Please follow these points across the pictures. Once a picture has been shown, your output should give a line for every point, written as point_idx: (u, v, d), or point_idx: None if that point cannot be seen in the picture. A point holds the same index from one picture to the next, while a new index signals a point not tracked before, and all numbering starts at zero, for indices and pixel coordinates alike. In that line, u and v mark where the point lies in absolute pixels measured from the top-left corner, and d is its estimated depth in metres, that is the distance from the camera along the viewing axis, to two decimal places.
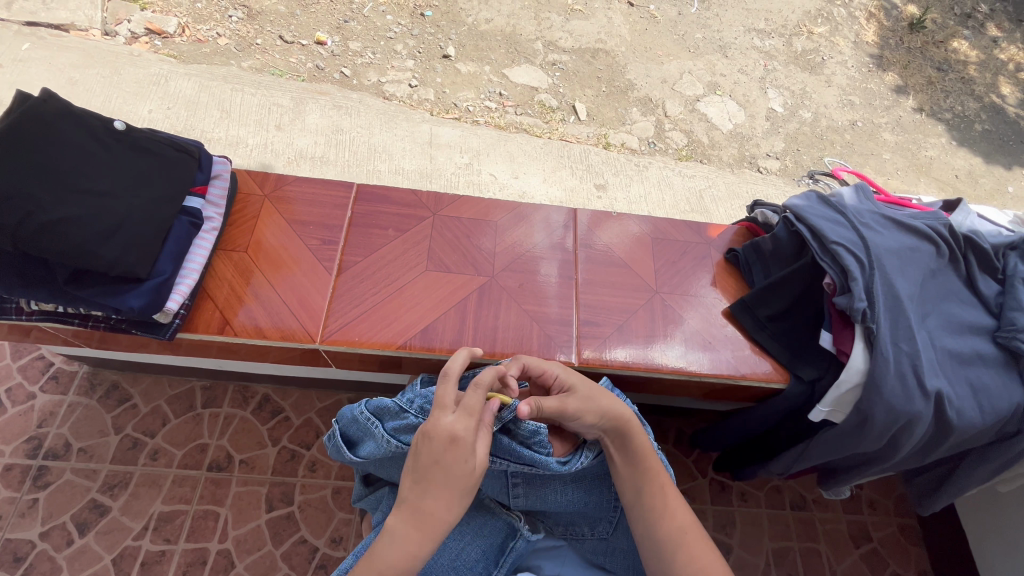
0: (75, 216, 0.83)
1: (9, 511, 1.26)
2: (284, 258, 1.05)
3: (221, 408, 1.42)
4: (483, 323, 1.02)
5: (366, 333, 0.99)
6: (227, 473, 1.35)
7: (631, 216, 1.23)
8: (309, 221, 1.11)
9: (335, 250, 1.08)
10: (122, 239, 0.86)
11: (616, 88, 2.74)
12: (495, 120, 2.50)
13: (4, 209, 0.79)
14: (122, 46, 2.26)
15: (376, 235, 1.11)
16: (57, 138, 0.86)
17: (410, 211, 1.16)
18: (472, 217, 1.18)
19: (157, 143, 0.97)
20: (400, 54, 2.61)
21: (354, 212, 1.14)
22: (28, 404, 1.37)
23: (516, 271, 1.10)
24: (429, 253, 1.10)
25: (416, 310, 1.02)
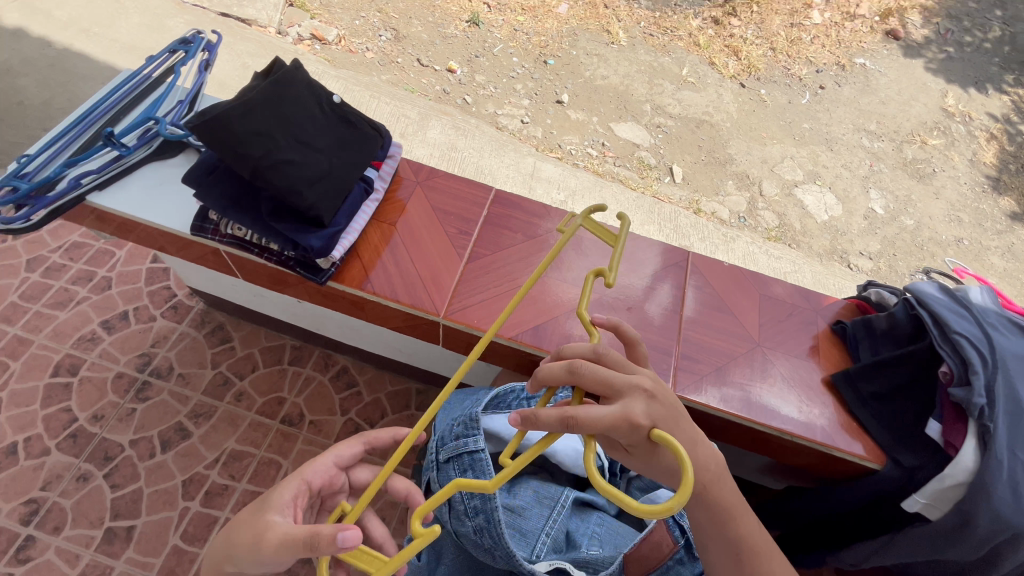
0: (296, 160, 0.97)
1: (111, 414, 1.40)
2: (424, 238, 1.16)
3: (305, 369, 1.53)
4: (589, 335, 1.08)
5: (483, 320, 1.07)
6: (296, 429, 1.44)
7: (740, 269, 1.26)
8: (449, 211, 1.22)
9: (467, 241, 1.18)
10: (321, 187, 1.00)
11: (714, 158, 2.86)
12: (594, 166, 2.65)
13: (254, 141, 0.92)
14: (290, 44, 2.62)
15: (506, 236, 1.21)
16: (291, 94, 1.01)
17: (538, 221, 1.25)
18: (591, 238, 1.25)
19: (360, 120, 1.12)
20: (518, 92, 2.88)
21: (489, 211, 1.24)
22: (148, 324, 1.54)
23: (625, 296, 1.15)
24: (548, 261, 1.18)
25: (531, 310, 1.10)
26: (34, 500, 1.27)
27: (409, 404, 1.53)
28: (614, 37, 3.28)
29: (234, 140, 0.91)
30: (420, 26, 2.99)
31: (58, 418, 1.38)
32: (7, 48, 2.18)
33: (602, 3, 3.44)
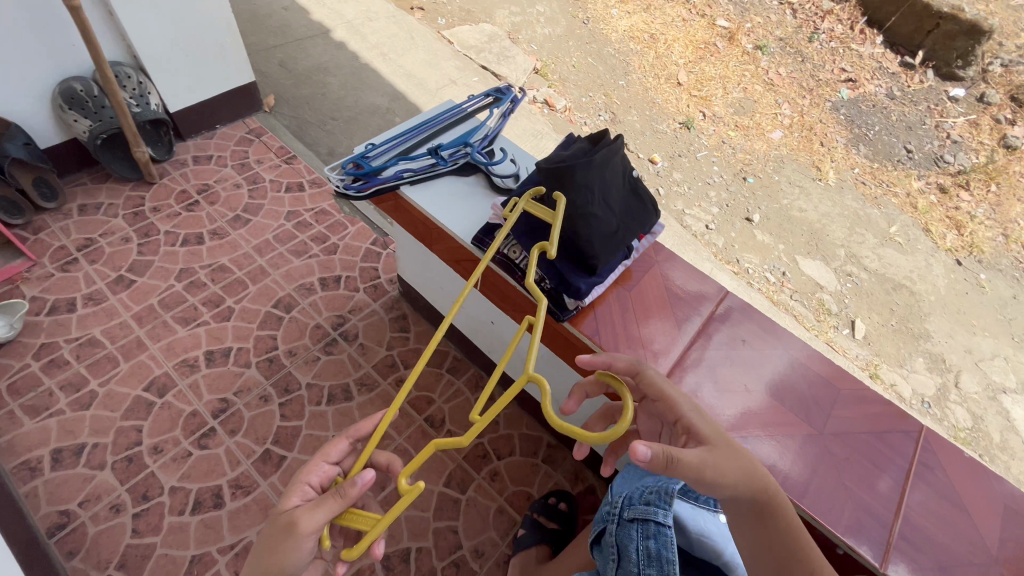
0: (599, 218, 1.01)
1: (301, 355, 1.62)
2: (652, 313, 1.22)
3: (457, 381, 1.64)
4: (799, 469, 1.04)
5: None
6: (434, 432, 1.53)
7: (981, 465, 1.12)
8: (681, 296, 1.27)
9: (692, 329, 1.22)
10: (608, 244, 1.03)
11: (906, 328, 2.61)
12: (769, 292, 2.56)
13: (578, 190, 0.98)
14: (525, 103, 2.98)
15: (728, 343, 1.23)
16: (616, 158, 1.04)
17: (762, 335, 1.25)
18: (814, 370, 1.21)
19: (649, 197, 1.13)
20: (710, 199, 2.93)
21: (717, 309, 1.27)
22: (351, 293, 1.78)
23: (842, 443, 1.09)
24: (767, 378, 1.18)
25: (741, 419, 1.10)
26: (226, 400, 1.50)
27: (537, 453, 1.54)
28: (823, 175, 3.22)
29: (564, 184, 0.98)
30: (636, 116, 3.23)
31: (265, 342, 1.63)
32: (324, 48, 2.76)
33: (819, 140, 3.41)
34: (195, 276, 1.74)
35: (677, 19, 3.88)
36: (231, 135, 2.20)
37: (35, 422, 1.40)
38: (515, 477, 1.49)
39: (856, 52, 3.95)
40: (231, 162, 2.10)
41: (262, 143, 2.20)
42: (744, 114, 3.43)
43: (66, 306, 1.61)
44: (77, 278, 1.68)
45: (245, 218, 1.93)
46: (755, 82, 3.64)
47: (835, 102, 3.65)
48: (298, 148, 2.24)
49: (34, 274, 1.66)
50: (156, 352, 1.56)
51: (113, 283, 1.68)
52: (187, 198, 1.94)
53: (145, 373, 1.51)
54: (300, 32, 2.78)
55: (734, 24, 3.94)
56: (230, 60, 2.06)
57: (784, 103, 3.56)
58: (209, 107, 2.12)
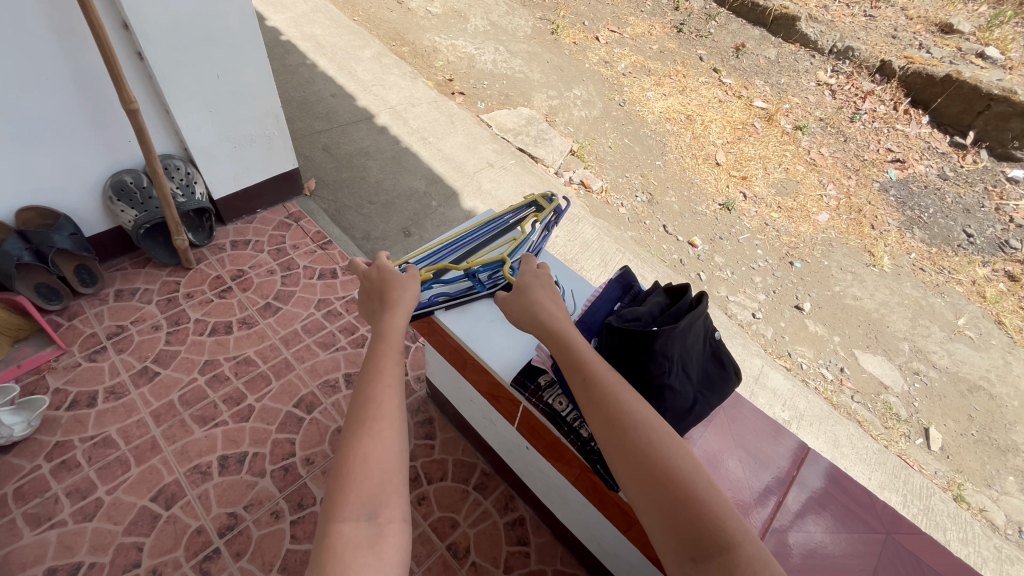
0: (676, 391, 0.86)
1: (319, 463, 1.51)
2: (724, 479, 1.03)
3: (485, 500, 1.49)
4: None
5: None
6: (458, 564, 1.36)
7: None
8: (755, 455, 1.08)
9: (771, 501, 1.02)
10: (680, 422, 0.89)
11: (990, 438, 2.33)
12: (828, 392, 2.33)
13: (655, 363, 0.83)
14: (562, 184, 2.96)
15: (815, 521, 1.01)
16: (699, 323, 0.90)
17: (858, 512, 1.04)
18: (929, 563, 0.99)
19: (729, 358, 0.97)
20: (755, 284, 2.78)
21: (799, 473, 1.07)
22: None
23: None
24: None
25: None
26: (234, 515, 1.39)
27: None
28: (877, 260, 3.03)
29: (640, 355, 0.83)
30: (674, 197, 3.16)
31: (282, 447, 1.53)
32: (367, 131, 2.85)
33: (869, 222, 3.25)
34: (219, 370, 1.69)
35: (714, 100, 3.90)
36: (270, 220, 2.22)
37: (35, 534, 1.31)
38: None
39: (902, 132, 3.85)
40: (267, 248, 2.10)
41: (300, 228, 2.21)
42: (787, 195, 3.33)
43: (86, 400, 1.57)
44: (103, 368, 1.65)
45: (275, 306, 1.90)
46: (797, 162, 3.56)
47: (883, 183, 3.51)
48: (334, 233, 2.24)
49: (61, 363, 1.64)
50: (170, 455, 1.48)
51: (137, 375, 1.64)
52: (221, 284, 1.94)
53: (156, 480, 1.43)
54: (346, 117, 2.90)
55: (772, 105, 3.94)
56: (275, 151, 2.12)
57: (829, 184, 3.45)
58: (252, 194, 2.17)
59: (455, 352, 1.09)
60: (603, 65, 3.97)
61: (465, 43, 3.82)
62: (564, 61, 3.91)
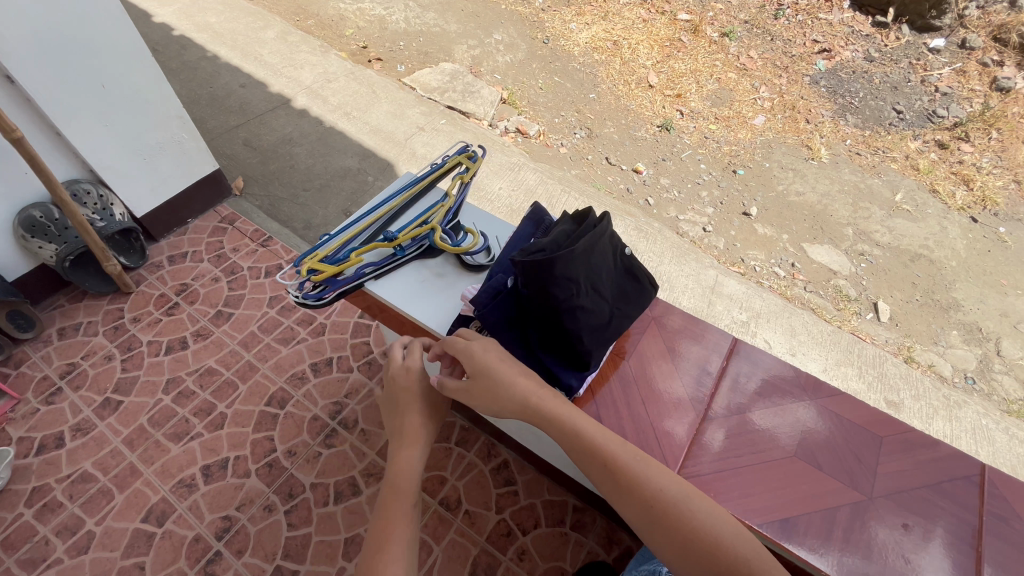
0: (590, 310, 0.90)
1: (301, 453, 1.54)
2: (659, 381, 1.10)
3: (468, 452, 1.55)
4: (851, 549, 0.91)
5: (721, 495, 0.96)
6: (452, 515, 1.43)
7: None
8: (686, 357, 1.14)
9: (704, 396, 1.09)
10: (599, 336, 0.94)
11: (933, 300, 2.49)
12: (781, 288, 2.44)
13: (563, 286, 0.87)
14: (498, 135, 2.91)
15: (745, 403, 1.09)
16: (604, 241, 0.93)
17: (783, 386, 1.11)
18: (850, 417, 1.08)
19: (645, 271, 1.02)
20: (702, 199, 2.83)
21: (727, 365, 1.14)
22: (346, 375, 1.71)
23: (897, 505, 0.96)
24: (798, 440, 1.04)
25: (779, 495, 0.96)
26: (228, 517, 1.42)
27: (563, 519, 1.44)
28: (815, 153, 3.10)
29: (546, 281, 0.87)
30: (613, 127, 3.14)
31: (262, 445, 1.55)
32: (287, 117, 2.72)
33: (804, 117, 3.31)
34: (183, 386, 1.68)
35: (638, 21, 3.82)
36: (204, 227, 2.15)
37: None
38: (545, 552, 1.39)
39: (826, 20, 3.85)
40: (207, 256, 2.05)
41: (236, 230, 2.15)
42: (722, 105, 3.34)
43: (54, 442, 1.55)
44: (64, 409, 1.62)
45: (227, 312, 1.87)
46: (728, 70, 3.55)
47: (813, 75, 3.54)
48: (272, 228, 2.19)
49: (19, 412, 1.61)
50: (151, 476, 1.49)
51: (101, 408, 1.63)
52: (166, 301, 1.89)
53: (143, 502, 1.44)
54: (261, 106, 2.76)
55: (697, 16, 3.88)
56: (189, 155, 2.03)
57: (762, 86, 3.47)
58: (176, 204, 2.08)
59: (398, 321, 1.11)
60: (520, 4, 3.83)
61: (372, 4, 3.62)
62: (480, 7, 3.75)
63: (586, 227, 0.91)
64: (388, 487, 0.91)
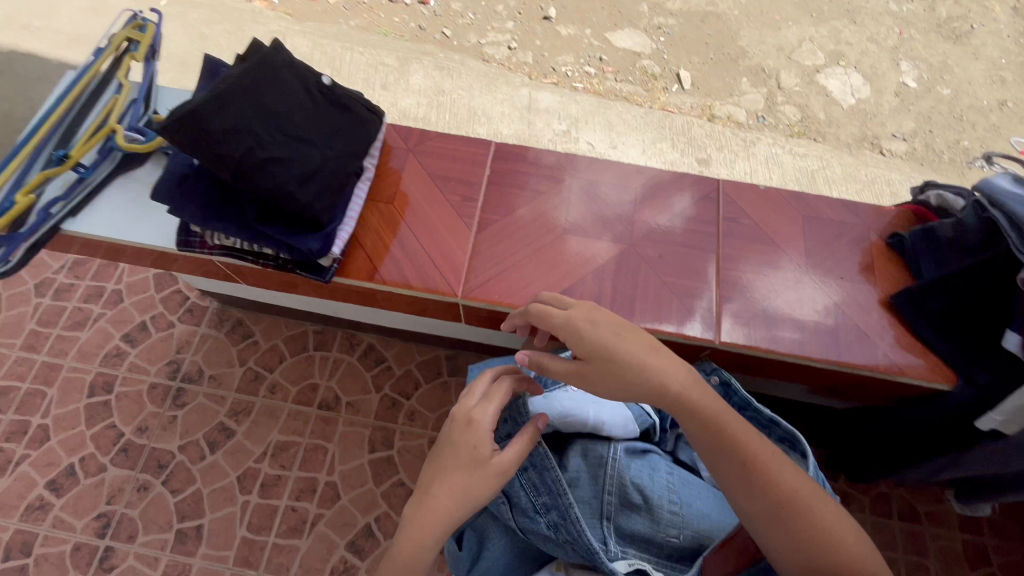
0: (278, 159, 0.90)
1: (154, 424, 1.42)
2: (424, 206, 1.07)
3: (331, 352, 1.52)
4: (616, 291, 1.02)
5: (505, 293, 1.01)
6: (335, 412, 1.44)
7: (771, 194, 1.15)
8: (450, 176, 1.12)
9: (473, 208, 1.09)
10: (313, 184, 0.93)
11: (725, 54, 2.63)
12: (595, 86, 2.44)
13: (230, 143, 0.86)
14: (244, 3, 2.37)
15: (528, 202, 1.10)
16: (260, 87, 0.92)
17: (546, 175, 1.13)
18: (607, 182, 1.13)
19: (351, 101, 1.04)
20: (500, 15, 2.57)
21: (491, 172, 1.13)
22: (168, 332, 1.53)
23: (657, 240, 1.07)
24: (561, 219, 1.09)
25: (551, 273, 1.04)
26: (103, 514, 1.33)
27: (441, 370, 1.50)
28: None
29: (208, 144, 0.86)
30: None
31: (105, 436, 1.41)
32: None
33: None
34: None
35: None
36: None
37: None
38: (432, 405, 1.45)
39: None
40: None
41: None
42: None
43: None
44: None
45: None
46: None
47: None
48: None
49: None
50: None
51: None
52: None
53: None
54: None
55: None
56: None
57: None
58: None
59: (165, 257, 1.12)
60: None
61: None
62: None
63: (231, 76, 0.89)
64: (434, 462, 0.84)
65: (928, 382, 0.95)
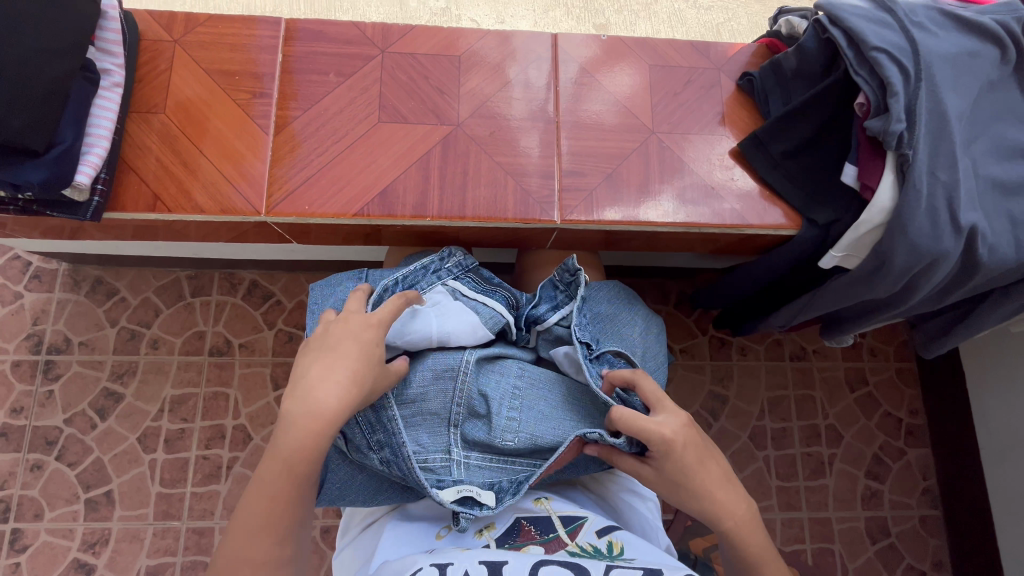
0: None
1: (30, 403, 1.29)
2: (206, 112, 0.77)
3: (212, 295, 1.38)
4: (450, 185, 0.76)
5: (318, 201, 0.74)
6: (229, 357, 1.35)
7: (628, 40, 0.88)
8: (231, 70, 0.79)
9: (269, 103, 0.78)
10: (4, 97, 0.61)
11: None
12: None
13: None
14: None
15: (313, 87, 0.79)
16: None
17: (353, 50, 0.81)
18: (427, 52, 0.83)
19: None
20: None
21: (287, 56, 0.80)
22: (17, 303, 1.33)
23: (485, 118, 0.81)
24: (381, 100, 0.79)
25: (373, 170, 0.76)
26: None
27: None
28: None
29: None
30: None
31: None
32: None
33: None
34: None
35: None
36: None
37: None
38: None
39: None
40: None
41: None
42: None
43: None
44: None
45: None
46: None
47: None
48: None
49: None
50: None
51: None
52: None
53: None
54: None
55: None
56: None
57: None
58: None
59: None
60: None
61: None
62: None
63: None
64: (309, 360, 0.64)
65: (777, 231, 0.79)
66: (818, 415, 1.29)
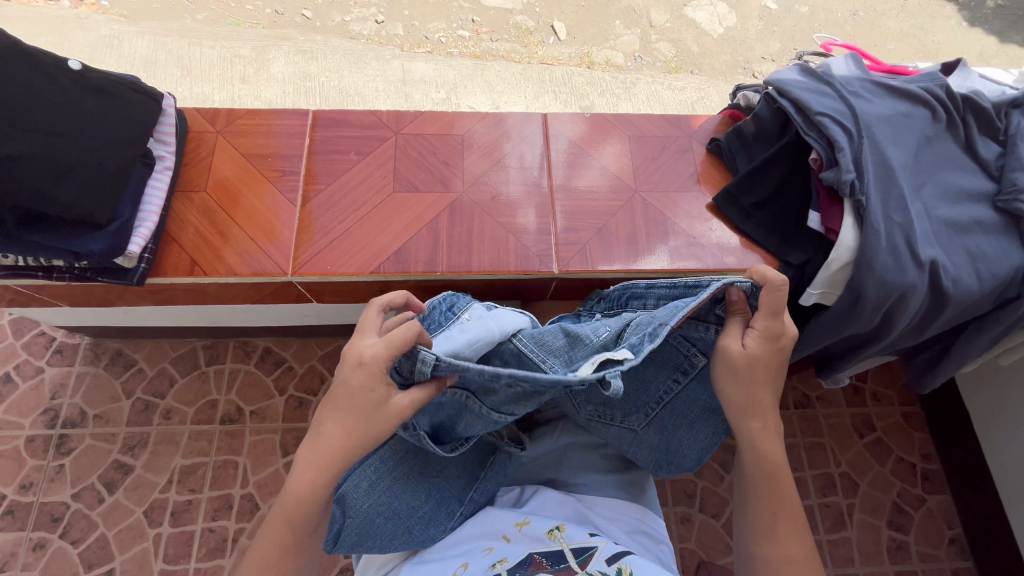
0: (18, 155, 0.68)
1: (40, 478, 1.29)
2: (240, 189, 0.87)
3: (226, 363, 1.42)
4: (457, 244, 0.85)
5: (338, 262, 0.82)
6: (240, 424, 1.37)
7: (608, 117, 1.01)
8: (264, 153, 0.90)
9: (296, 180, 0.88)
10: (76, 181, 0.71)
11: None
12: None
13: None
14: None
15: (336, 166, 0.90)
16: None
17: (370, 133, 0.93)
18: (435, 132, 0.95)
19: (113, 82, 0.78)
20: None
21: (312, 140, 0.92)
22: (38, 378, 1.38)
23: (488, 185, 0.91)
24: (394, 173, 0.90)
25: (389, 232, 0.85)
26: None
27: None
28: None
29: None
30: None
31: None
32: None
33: None
34: None
35: None
36: None
37: None
38: None
39: None
40: None
41: None
42: None
43: None
44: None
45: None
46: None
47: None
48: None
49: None
50: None
51: None
52: None
53: None
54: None
55: None
56: None
57: None
58: None
59: None
60: None
61: None
62: None
63: None
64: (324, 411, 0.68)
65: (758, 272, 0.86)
66: (830, 463, 1.29)
